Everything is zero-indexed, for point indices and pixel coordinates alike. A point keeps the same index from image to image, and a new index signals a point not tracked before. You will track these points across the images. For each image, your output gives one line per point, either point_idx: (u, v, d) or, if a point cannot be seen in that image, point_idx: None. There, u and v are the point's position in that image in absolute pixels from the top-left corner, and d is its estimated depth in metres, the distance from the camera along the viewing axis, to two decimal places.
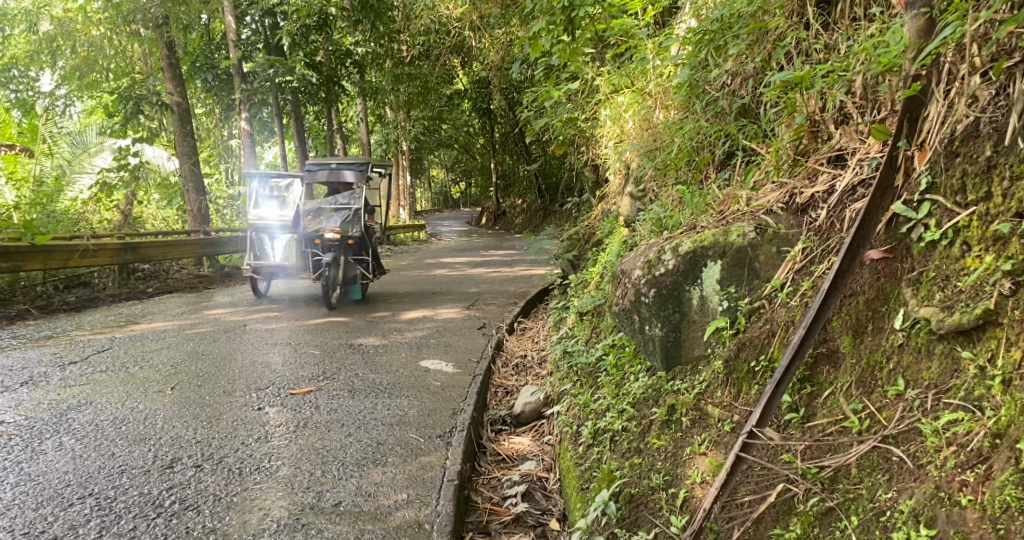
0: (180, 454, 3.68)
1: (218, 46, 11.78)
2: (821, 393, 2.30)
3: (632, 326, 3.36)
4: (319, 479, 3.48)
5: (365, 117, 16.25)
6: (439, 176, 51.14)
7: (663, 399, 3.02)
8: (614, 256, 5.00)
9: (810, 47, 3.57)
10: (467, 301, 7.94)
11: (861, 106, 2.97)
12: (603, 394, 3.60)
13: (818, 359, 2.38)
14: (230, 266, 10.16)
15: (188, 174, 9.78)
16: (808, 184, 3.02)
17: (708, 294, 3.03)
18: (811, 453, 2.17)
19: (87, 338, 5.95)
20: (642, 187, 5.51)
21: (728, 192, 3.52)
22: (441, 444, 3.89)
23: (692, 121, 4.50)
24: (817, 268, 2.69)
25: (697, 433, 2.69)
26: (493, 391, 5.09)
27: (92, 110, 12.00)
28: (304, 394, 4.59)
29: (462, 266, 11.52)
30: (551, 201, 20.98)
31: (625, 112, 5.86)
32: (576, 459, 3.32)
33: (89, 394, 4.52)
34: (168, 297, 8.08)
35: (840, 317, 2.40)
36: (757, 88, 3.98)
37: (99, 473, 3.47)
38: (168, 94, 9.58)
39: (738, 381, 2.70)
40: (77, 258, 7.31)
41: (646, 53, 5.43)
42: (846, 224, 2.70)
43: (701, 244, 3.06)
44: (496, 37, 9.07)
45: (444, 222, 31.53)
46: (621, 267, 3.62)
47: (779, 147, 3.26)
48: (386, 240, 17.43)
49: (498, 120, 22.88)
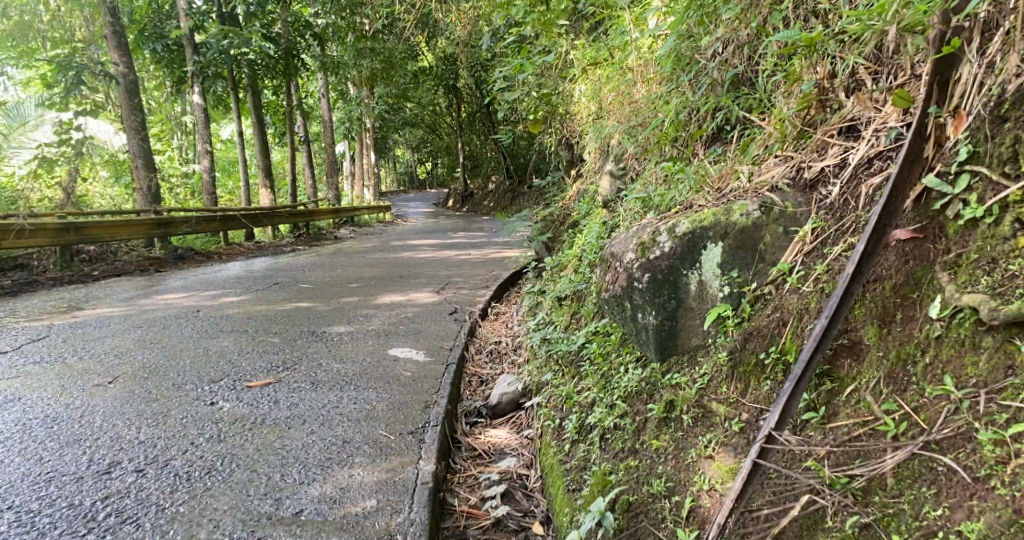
0: (120, 457, 3.33)
1: (170, 15, 11.21)
2: (843, 390, 2.07)
3: (623, 314, 3.08)
4: (277, 484, 3.16)
5: (327, 93, 15.72)
6: (404, 157, 49.99)
7: (659, 394, 2.76)
8: (595, 238, 4.73)
9: (810, 11, 3.30)
10: (438, 284, 7.63)
11: (876, 72, 2.72)
12: (588, 385, 3.35)
13: (837, 351, 2.13)
14: (183, 249, 9.75)
15: (136, 147, 9.32)
16: (817, 157, 2.77)
17: (708, 279, 2.77)
18: (838, 460, 1.94)
19: (23, 325, 5.55)
20: (622, 165, 5.27)
21: (726, 167, 3.28)
22: (413, 442, 3.58)
23: (678, 93, 4.24)
24: (832, 250, 2.45)
25: (701, 434, 2.44)
26: (468, 381, 4.80)
27: (30, 82, 11.51)
28: (261, 387, 4.23)
29: (429, 248, 11.21)
30: (520, 182, 20.73)
31: (603, 87, 5.58)
32: (561, 457, 3.04)
33: (20, 388, 4.15)
34: (117, 281, 7.67)
35: (863, 305, 2.15)
36: (753, 56, 3.68)
37: (23, 481, 3.13)
38: (114, 64, 9.11)
39: (745, 375, 2.46)
40: (12, 239, 6.99)
41: (625, 24, 5.13)
42: (863, 201, 2.47)
43: (700, 224, 2.80)
44: (463, 11, 8.72)
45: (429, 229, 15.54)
46: (608, 250, 3.33)
47: (784, 119, 2.98)
48: (352, 221, 16.99)
49: (464, 98, 22.47)
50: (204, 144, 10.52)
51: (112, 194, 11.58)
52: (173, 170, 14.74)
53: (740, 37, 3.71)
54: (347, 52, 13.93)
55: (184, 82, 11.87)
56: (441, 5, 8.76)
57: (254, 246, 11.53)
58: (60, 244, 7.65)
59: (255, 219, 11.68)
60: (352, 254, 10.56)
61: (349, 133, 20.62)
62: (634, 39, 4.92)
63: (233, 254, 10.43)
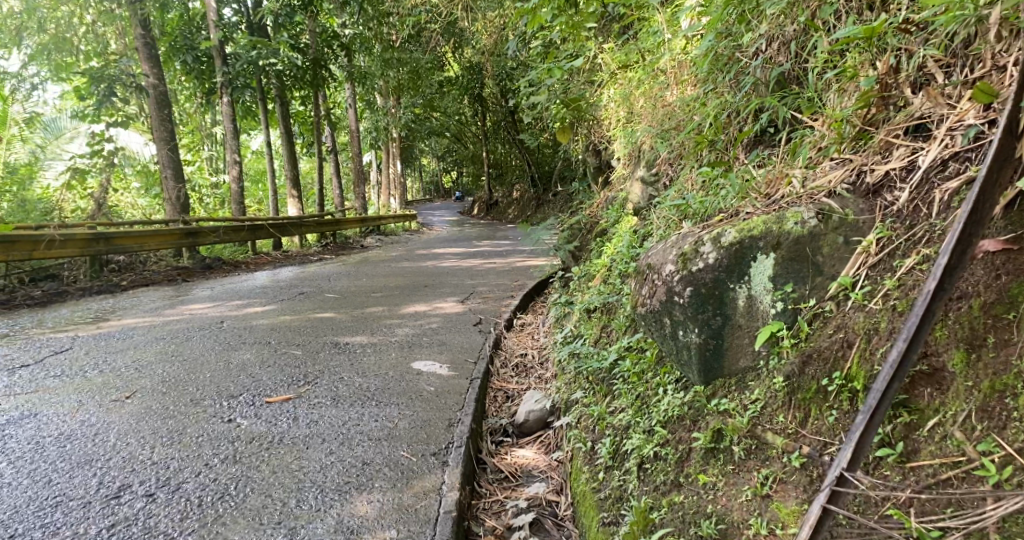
0: (131, 480, 3.16)
1: (200, 27, 11.17)
2: (924, 424, 1.89)
3: (661, 332, 2.81)
4: (292, 511, 2.96)
5: (353, 103, 15.64)
6: (430, 166, 50.01)
7: (705, 421, 2.50)
8: (626, 248, 4.48)
9: (864, 3, 3.02)
10: (462, 294, 7.43)
11: (948, 65, 2.46)
12: (622, 405, 3.10)
13: (915, 379, 1.94)
14: (210, 259, 9.67)
15: (166, 159, 9.26)
16: (880, 159, 2.51)
17: (758, 294, 2.51)
18: (923, 508, 1.79)
19: (47, 337, 5.44)
20: (654, 171, 5.00)
21: (774, 172, 3.00)
22: (436, 464, 3.35)
23: (716, 95, 3.98)
24: (902, 264, 2.21)
25: (756, 469, 2.22)
26: (493, 396, 4.58)
27: (65, 94, 11.55)
28: (281, 403, 4.04)
29: (454, 257, 11.01)
30: (544, 190, 20.50)
31: (634, 91, 5.32)
32: (593, 485, 2.79)
33: (36, 404, 4.01)
34: (144, 291, 7.58)
35: (946, 326, 1.96)
36: (800, 52, 3.39)
37: (29, 507, 2.97)
38: (145, 76, 9.11)
39: (804, 403, 2.22)
40: (43, 249, 6.90)
41: (658, 25, 4.87)
42: (937, 208, 2.23)
43: (750, 233, 2.55)
44: (489, 20, 8.52)
45: (475, 237, 15.33)
46: (644, 260, 3.05)
47: (842, 119, 2.70)
48: (378, 230, 16.89)
49: (489, 107, 22.32)
50: (233, 155, 10.47)
51: (143, 203, 11.56)
52: (203, 180, 14.77)
53: (785, 33, 3.43)
54: (373, 63, 13.85)
55: (213, 93, 11.82)
56: (467, 13, 8.58)
57: (282, 255, 11.43)
58: (89, 254, 7.56)
59: (281, 229, 11.58)
60: (377, 263, 10.41)
61: (376, 142, 20.55)
62: (668, 40, 4.65)
63: (259, 264, 10.33)
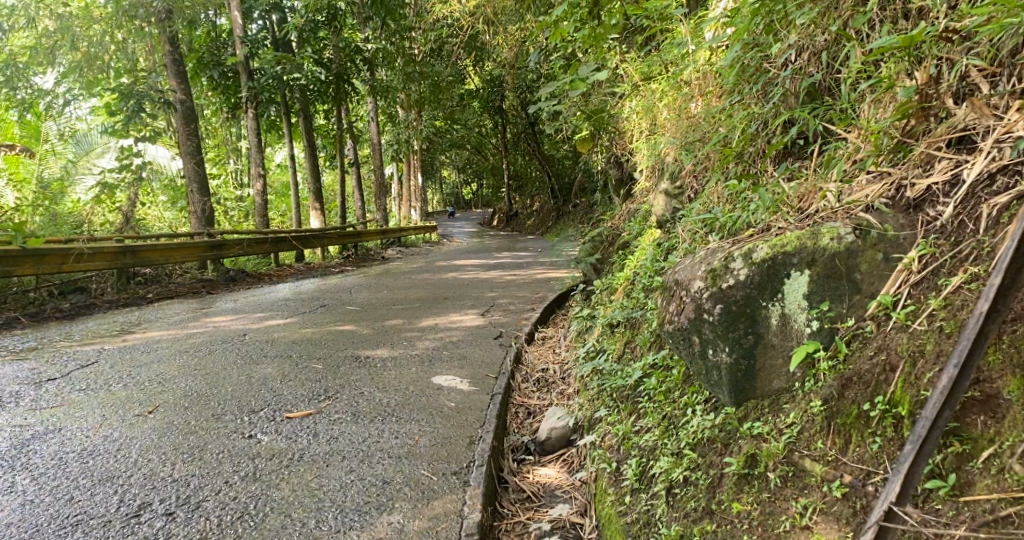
0: (151, 498, 3.12)
1: (225, 43, 11.32)
2: (978, 454, 1.79)
3: (690, 350, 2.71)
4: (312, 532, 2.90)
5: (375, 116, 15.70)
6: (450, 178, 50.14)
7: (737, 445, 2.40)
8: (649, 261, 4.39)
9: (900, 11, 2.93)
10: (483, 306, 7.36)
11: (993, 74, 2.37)
12: (649, 425, 3.00)
13: (967, 406, 1.85)
14: (234, 271, 9.72)
15: (191, 172, 9.33)
16: (921, 172, 2.42)
17: (792, 313, 2.41)
18: None
19: (74, 350, 5.48)
20: (679, 183, 4.91)
21: (806, 185, 2.91)
22: (457, 485, 3.26)
23: (743, 106, 3.89)
24: (948, 282, 2.11)
25: (793, 498, 2.12)
26: (514, 412, 4.49)
27: (96, 110, 11.68)
28: (302, 418, 4.00)
29: (475, 269, 10.96)
30: (565, 201, 20.46)
31: (657, 103, 5.24)
32: (620, 508, 2.69)
33: (61, 418, 4.01)
34: (169, 303, 7.63)
35: (999, 350, 1.86)
36: (832, 62, 3.30)
37: (49, 526, 2.93)
38: (172, 92, 9.27)
39: (845, 427, 2.12)
40: (72, 262, 6.94)
41: (682, 37, 4.78)
42: (985, 224, 2.13)
43: (782, 249, 2.45)
44: (509, 34, 8.48)
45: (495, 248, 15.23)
46: (671, 275, 2.94)
47: (879, 131, 2.61)
48: (399, 242, 16.92)
49: (510, 119, 22.31)
50: (257, 168, 10.53)
51: (169, 217, 11.70)
52: (228, 193, 14.90)
53: (816, 43, 3.33)
54: (395, 75, 13.88)
55: (238, 107, 11.90)
56: (489, 26, 8.52)
57: (304, 267, 11.47)
58: (116, 267, 7.61)
59: (304, 241, 11.62)
60: (397, 275, 10.38)
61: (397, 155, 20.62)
62: (693, 50, 4.55)
63: (281, 276, 10.36)
